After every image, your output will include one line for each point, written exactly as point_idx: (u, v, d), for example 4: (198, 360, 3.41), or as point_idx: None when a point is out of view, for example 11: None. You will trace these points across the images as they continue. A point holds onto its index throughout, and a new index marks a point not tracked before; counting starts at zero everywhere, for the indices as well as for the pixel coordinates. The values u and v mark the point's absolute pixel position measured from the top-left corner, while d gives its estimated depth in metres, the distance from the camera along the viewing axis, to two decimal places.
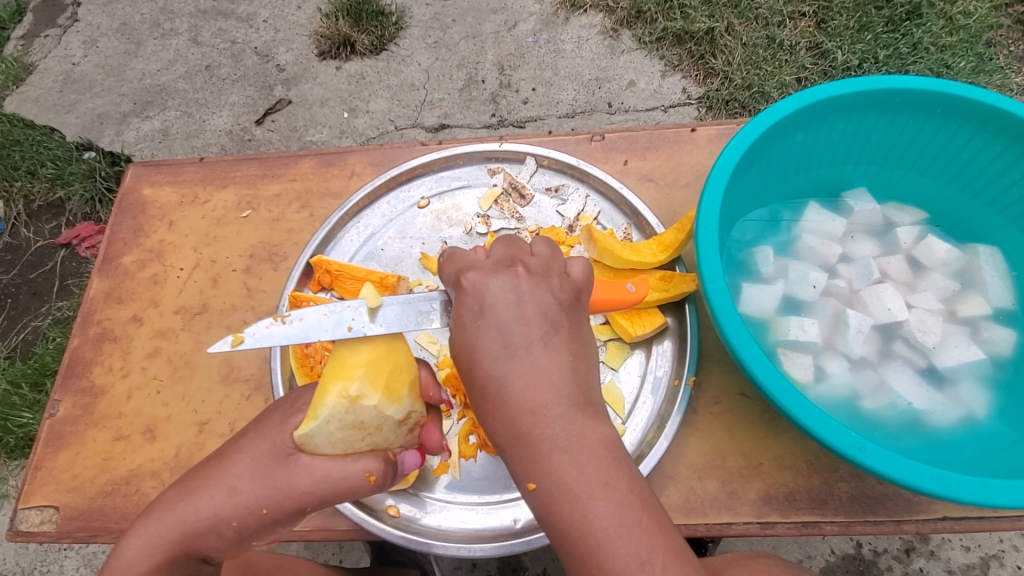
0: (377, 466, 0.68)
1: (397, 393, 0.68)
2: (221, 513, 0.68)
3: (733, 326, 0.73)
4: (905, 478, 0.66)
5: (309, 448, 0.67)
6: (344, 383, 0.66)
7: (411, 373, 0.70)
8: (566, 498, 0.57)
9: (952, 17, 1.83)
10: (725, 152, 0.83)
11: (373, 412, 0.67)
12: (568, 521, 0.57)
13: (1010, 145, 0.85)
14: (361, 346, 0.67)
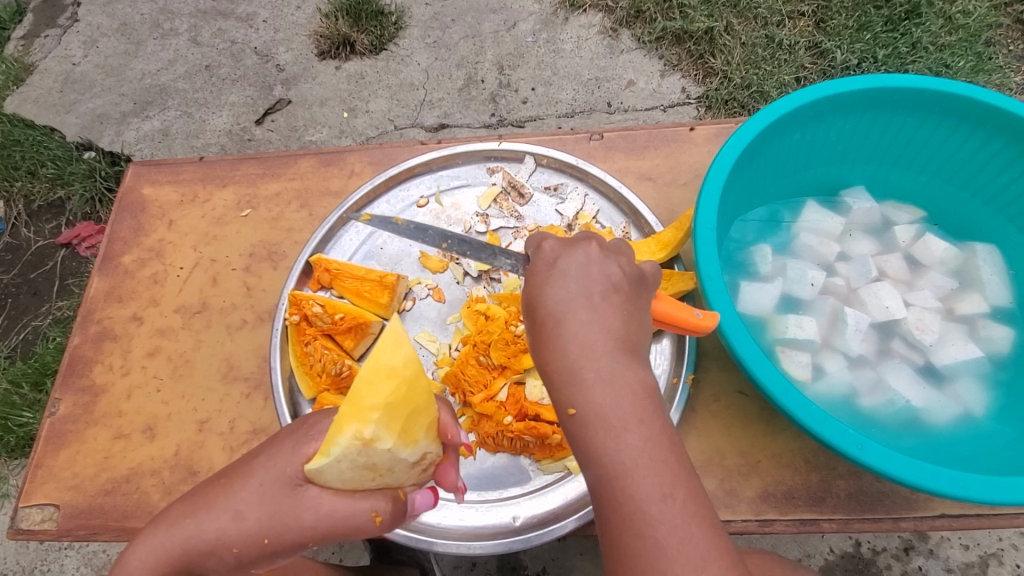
0: (386, 508, 0.66)
1: (414, 436, 0.63)
2: (223, 537, 0.66)
3: (731, 324, 0.73)
4: (903, 474, 0.66)
5: (318, 479, 0.65)
6: (359, 424, 0.60)
7: (429, 414, 0.65)
8: (597, 434, 0.57)
9: (951, 17, 1.84)
10: (724, 151, 0.83)
11: (387, 456, 0.62)
12: (594, 454, 0.57)
13: (1008, 144, 0.86)
14: (380, 387, 0.60)
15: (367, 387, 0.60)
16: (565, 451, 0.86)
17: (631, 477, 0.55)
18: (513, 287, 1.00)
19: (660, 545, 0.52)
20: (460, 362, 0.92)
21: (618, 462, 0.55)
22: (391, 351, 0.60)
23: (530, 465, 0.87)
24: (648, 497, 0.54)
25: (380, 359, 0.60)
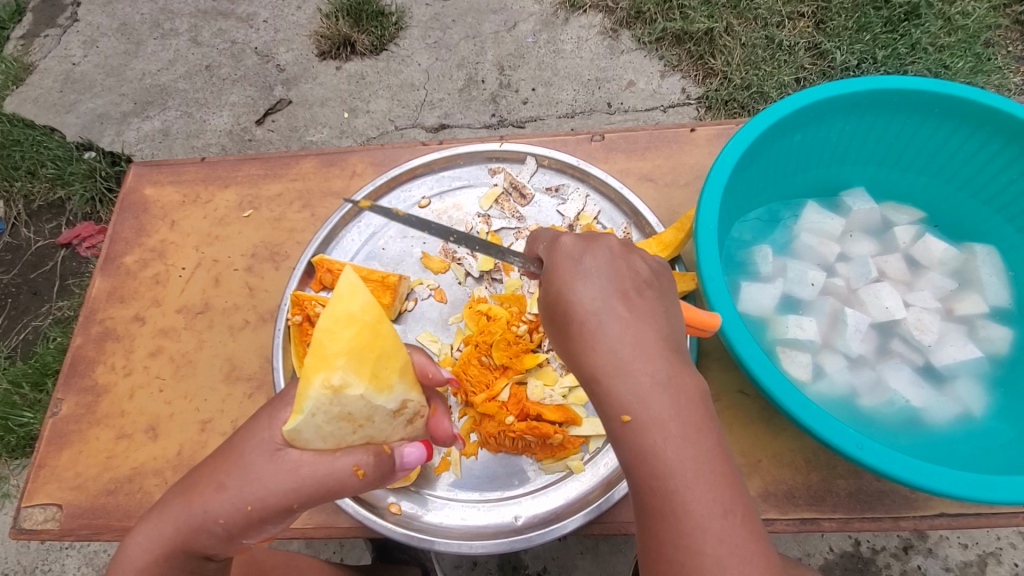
0: (368, 459, 0.63)
1: (386, 381, 0.64)
2: (210, 511, 0.64)
3: (733, 324, 0.74)
4: (902, 474, 0.67)
5: (298, 443, 0.63)
6: (326, 371, 0.61)
7: (398, 359, 0.66)
8: (653, 443, 0.56)
9: (950, 18, 1.84)
10: (725, 151, 0.83)
11: (362, 405, 0.62)
12: (647, 463, 0.56)
13: (1007, 145, 0.86)
14: (341, 333, 0.61)
15: (328, 337, 0.61)
16: (566, 451, 0.87)
17: (688, 492, 0.54)
18: (514, 288, 1.00)
19: (718, 563, 0.52)
20: (463, 362, 0.93)
21: (674, 475, 0.54)
22: (349, 298, 0.62)
23: (532, 464, 0.87)
24: (704, 513, 0.53)
25: (338, 307, 0.62)
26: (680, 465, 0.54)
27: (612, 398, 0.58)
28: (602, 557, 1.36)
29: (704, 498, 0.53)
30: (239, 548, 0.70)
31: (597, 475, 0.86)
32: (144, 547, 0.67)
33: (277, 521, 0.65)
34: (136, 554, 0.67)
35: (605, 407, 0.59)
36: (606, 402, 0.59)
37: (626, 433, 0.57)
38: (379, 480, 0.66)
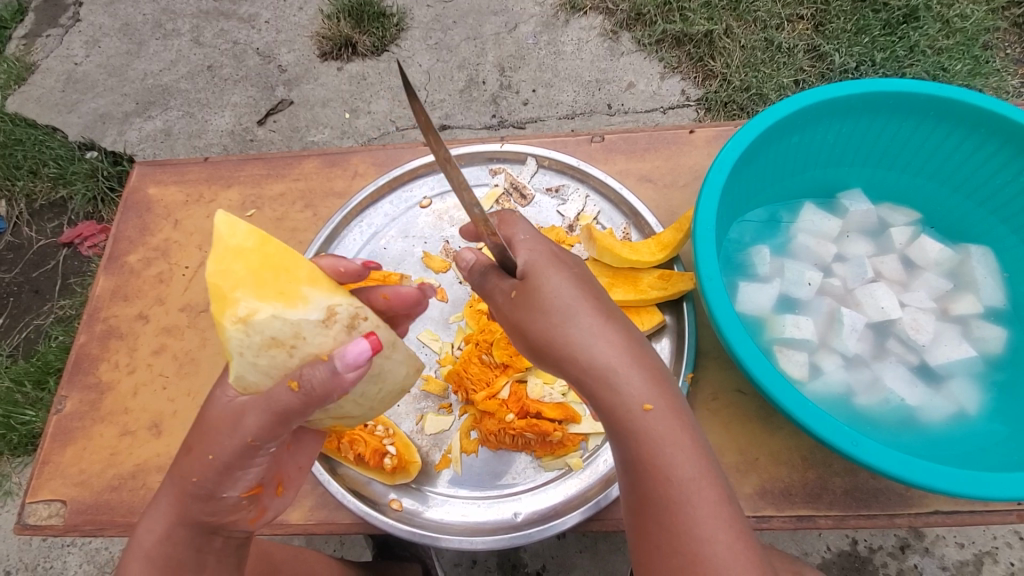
0: (301, 372, 0.60)
1: (295, 294, 0.64)
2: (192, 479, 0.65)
3: (730, 323, 0.75)
4: (896, 471, 0.68)
5: (248, 390, 0.64)
6: (230, 308, 0.62)
7: (302, 273, 0.66)
8: (671, 434, 0.61)
9: (949, 20, 1.85)
10: (723, 153, 0.84)
11: (281, 324, 0.62)
12: (664, 453, 0.60)
13: (1002, 147, 0.87)
14: (231, 268, 0.63)
15: (222, 278, 0.62)
16: (566, 449, 0.88)
17: (700, 482, 0.60)
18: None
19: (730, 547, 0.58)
20: (463, 360, 0.93)
21: (684, 471, 0.60)
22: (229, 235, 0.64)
23: (530, 462, 0.88)
24: (713, 500, 0.60)
25: (220, 249, 0.63)
26: (693, 455, 0.61)
27: (632, 392, 0.61)
28: (601, 555, 1.37)
29: (713, 486, 0.60)
30: (254, 512, 0.72)
31: (596, 472, 0.86)
32: (148, 542, 0.68)
33: (242, 466, 0.65)
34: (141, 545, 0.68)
35: (626, 397, 0.61)
36: (626, 392, 0.61)
37: (647, 422, 0.61)
38: (324, 391, 0.60)
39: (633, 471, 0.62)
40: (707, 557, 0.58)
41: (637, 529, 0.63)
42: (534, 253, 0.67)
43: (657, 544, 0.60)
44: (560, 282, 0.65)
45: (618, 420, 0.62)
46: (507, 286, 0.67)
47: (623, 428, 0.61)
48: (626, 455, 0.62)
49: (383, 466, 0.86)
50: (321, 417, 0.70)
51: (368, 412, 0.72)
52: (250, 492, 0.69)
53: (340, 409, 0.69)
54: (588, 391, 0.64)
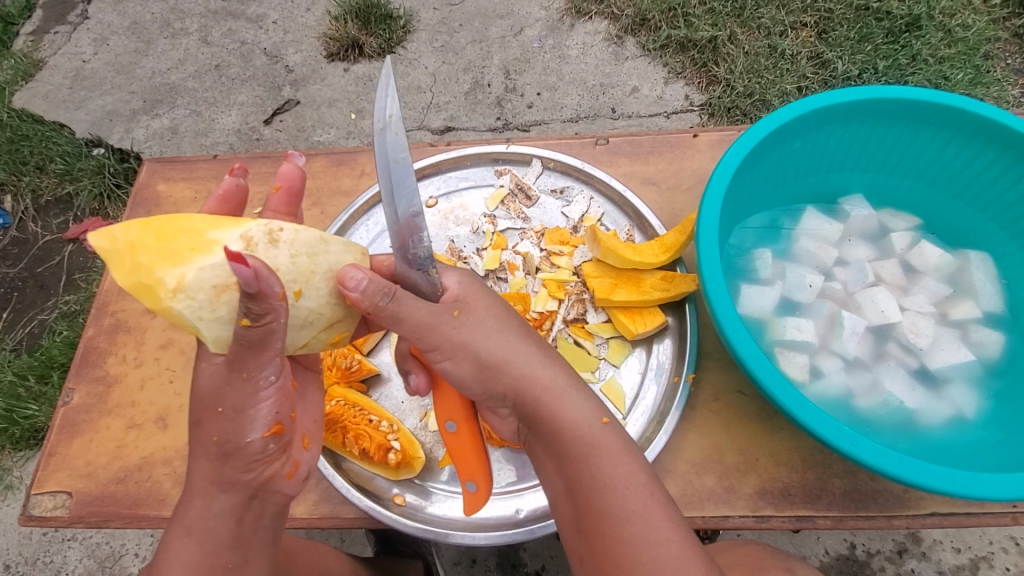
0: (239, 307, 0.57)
1: (206, 242, 0.65)
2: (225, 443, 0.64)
3: (732, 325, 0.76)
4: (896, 471, 0.69)
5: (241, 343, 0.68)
6: (160, 289, 0.63)
7: (198, 224, 0.66)
8: (613, 447, 0.69)
9: (951, 30, 1.87)
10: (727, 156, 0.86)
11: (211, 272, 0.64)
12: (609, 465, 0.67)
13: (1001, 155, 0.89)
14: (138, 260, 0.63)
15: (136, 274, 0.63)
16: None
17: (652, 491, 0.67)
18: (519, 287, 1.02)
19: (681, 549, 0.63)
20: None
21: (632, 480, 0.66)
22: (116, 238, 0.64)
23: None
24: (666, 505, 0.66)
25: (115, 256, 0.63)
26: (639, 466, 0.68)
27: (585, 410, 0.71)
28: None
29: (659, 493, 0.67)
30: (289, 466, 0.70)
31: None
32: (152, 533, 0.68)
33: (252, 403, 0.63)
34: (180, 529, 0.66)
35: (583, 414, 0.70)
36: (581, 410, 0.71)
37: (603, 436, 0.69)
38: (263, 309, 0.56)
39: (590, 488, 0.66)
40: (664, 560, 0.62)
41: (593, 552, 0.65)
42: (464, 282, 0.74)
43: (616, 559, 0.63)
44: (499, 317, 0.74)
45: (575, 437, 0.69)
46: (445, 306, 0.70)
47: (582, 444, 0.68)
48: (577, 469, 0.68)
49: (387, 461, 0.86)
50: (314, 335, 0.72)
51: (351, 312, 0.74)
52: (272, 432, 0.65)
53: (323, 316, 0.71)
54: (547, 415, 0.70)
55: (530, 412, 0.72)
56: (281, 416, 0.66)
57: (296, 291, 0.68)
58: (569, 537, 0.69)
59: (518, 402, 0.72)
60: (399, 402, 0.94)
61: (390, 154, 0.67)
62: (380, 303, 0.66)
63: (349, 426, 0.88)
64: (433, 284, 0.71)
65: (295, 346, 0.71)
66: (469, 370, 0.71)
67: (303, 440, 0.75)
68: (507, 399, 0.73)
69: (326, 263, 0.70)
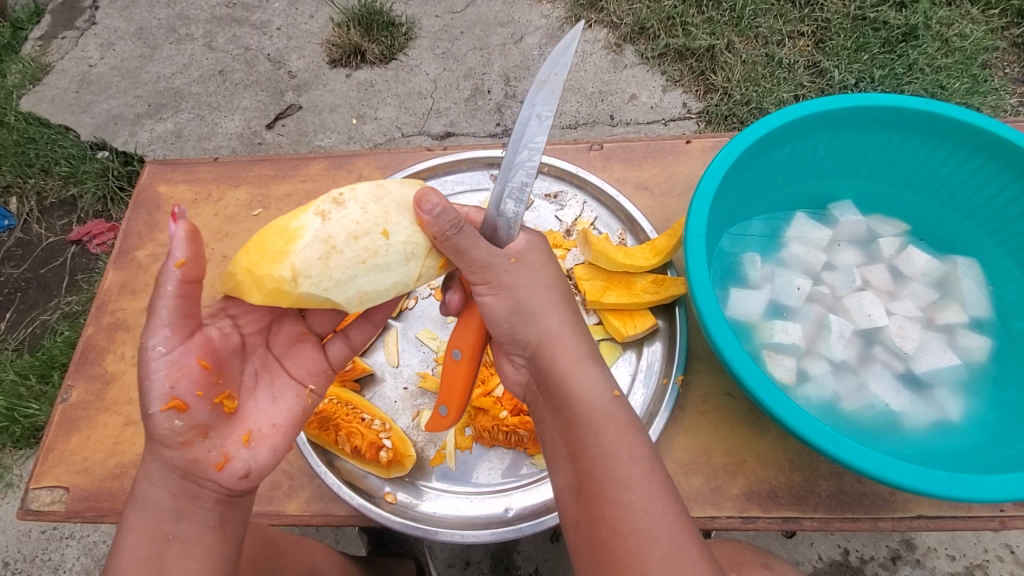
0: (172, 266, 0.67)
1: (291, 227, 0.70)
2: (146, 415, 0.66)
3: (717, 325, 0.77)
4: (877, 469, 0.69)
5: (368, 299, 0.73)
6: (285, 284, 0.69)
7: (280, 221, 0.72)
8: (621, 421, 0.70)
9: (948, 40, 1.89)
10: (715, 162, 0.87)
11: (309, 249, 0.69)
12: (616, 437, 0.68)
13: (987, 161, 0.90)
14: (259, 272, 0.70)
15: (263, 285, 0.69)
16: None
17: (653, 464, 0.67)
18: None
19: (677, 525, 0.63)
20: None
21: (636, 452, 0.67)
22: (241, 271, 0.72)
23: (526, 460, 0.90)
24: (664, 479, 0.67)
25: (245, 285, 0.71)
26: (643, 441, 0.69)
27: (598, 383, 0.72)
28: None
29: (661, 468, 0.68)
30: (218, 457, 0.68)
31: None
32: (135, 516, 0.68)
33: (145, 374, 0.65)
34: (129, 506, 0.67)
35: (597, 387, 0.72)
36: (596, 384, 0.72)
37: (614, 409, 0.71)
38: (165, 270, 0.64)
39: (595, 455, 0.67)
40: (658, 529, 0.62)
41: (590, 517, 0.65)
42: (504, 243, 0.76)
43: (614, 526, 0.63)
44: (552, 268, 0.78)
45: (583, 406, 0.70)
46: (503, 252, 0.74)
47: (591, 414, 0.70)
48: (583, 438, 0.68)
49: (379, 459, 0.88)
50: (422, 266, 0.74)
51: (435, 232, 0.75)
52: (171, 408, 0.65)
53: (420, 243, 0.73)
54: (561, 385, 0.72)
55: (546, 381, 0.74)
56: (181, 392, 0.66)
57: (381, 232, 0.71)
58: (568, 505, 0.69)
59: (538, 369, 0.75)
60: (392, 402, 0.95)
61: (536, 107, 0.73)
62: (448, 234, 0.70)
63: (341, 424, 0.89)
64: (511, 231, 0.76)
65: (412, 278, 0.74)
66: (503, 312, 0.74)
67: (246, 436, 0.72)
68: (528, 350, 0.75)
69: (391, 200, 0.73)
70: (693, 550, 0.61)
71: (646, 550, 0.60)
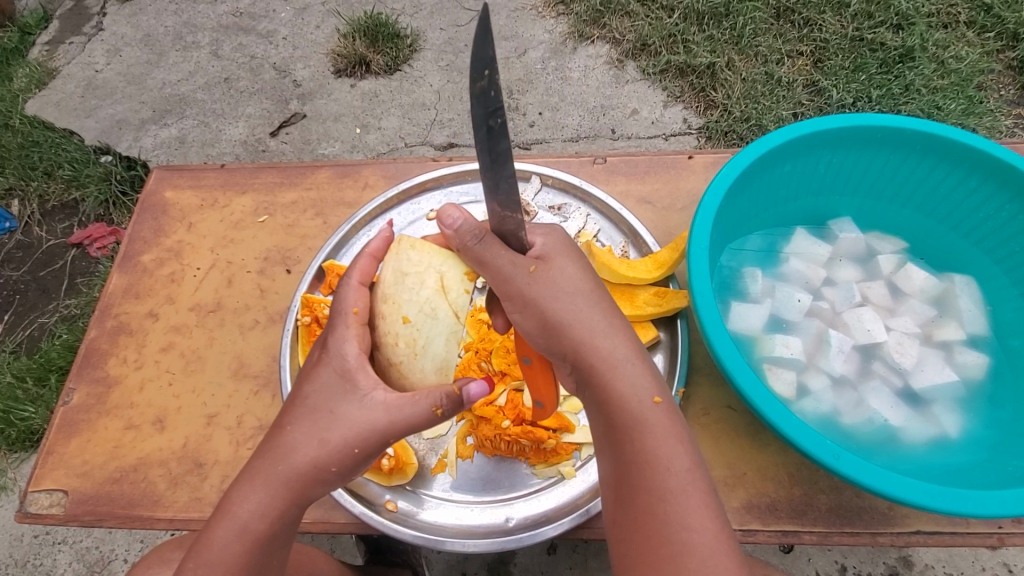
0: (434, 397, 0.68)
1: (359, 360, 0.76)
2: (320, 463, 0.68)
3: (720, 337, 0.78)
4: (876, 483, 0.70)
5: (451, 361, 0.77)
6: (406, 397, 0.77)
7: None
8: (670, 428, 0.67)
9: (944, 61, 1.93)
10: (719, 177, 0.89)
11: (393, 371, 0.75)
12: (660, 446, 0.65)
13: (984, 181, 0.92)
14: None
15: None
16: (558, 457, 0.90)
17: (694, 476, 0.65)
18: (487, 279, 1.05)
19: (715, 540, 0.61)
20: (462, 367, 0.97)
21: (679, 464, 0.65)
22: None
23: (527, 469, 0.90)
24: (705, 491, 0.64)
25: None
26: (688, 451, 0.66)
27: (642, 382, 0.68)
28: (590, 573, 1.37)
29: (704, 481, 0.65)
30: None
31: (587, 480, 0.88)
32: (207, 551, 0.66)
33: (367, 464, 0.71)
34: (232, 524, 0.67)
35: (638, 389, 0.67)
36: (637, 384, 0.68)
37: (652, 415, 0.67)
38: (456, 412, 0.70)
39: (632, 461, 0.66)
40: (694, 545, 0.61)
41: (624, 522, 0.66)
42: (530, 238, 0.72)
43: (648, 531, 0.63)
44: (584, 268, 0.72)
45: (625, 411, 0.67)
46: (524, 260, 0.69)
47: (630, 419, 0.66)
48: (624, 442, 0.67)
49: (380, 467, 0.88)
50: (451, 308, 0.76)
51: (425, 274, 0.75)
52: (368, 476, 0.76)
53: (430, 298, 0.75)
54: (599, 384, 0.68)
55: (584, 379, 0.70)
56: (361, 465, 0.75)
57: (402, 320, 0.74)
58: (607, 500, 0.70)
59: (575, 365, 0.70)
60: None
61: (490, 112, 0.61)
62: (470, 244, 0.70)
63: None
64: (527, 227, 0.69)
65: (455, 320, 0.76)
66: (535, 327, 0.69)
67: None
68: (567, 360, 0.70)
69: (387, 287, 0.75)
70: (733, 566, 0.61)
71: (681, 563, 0.60)
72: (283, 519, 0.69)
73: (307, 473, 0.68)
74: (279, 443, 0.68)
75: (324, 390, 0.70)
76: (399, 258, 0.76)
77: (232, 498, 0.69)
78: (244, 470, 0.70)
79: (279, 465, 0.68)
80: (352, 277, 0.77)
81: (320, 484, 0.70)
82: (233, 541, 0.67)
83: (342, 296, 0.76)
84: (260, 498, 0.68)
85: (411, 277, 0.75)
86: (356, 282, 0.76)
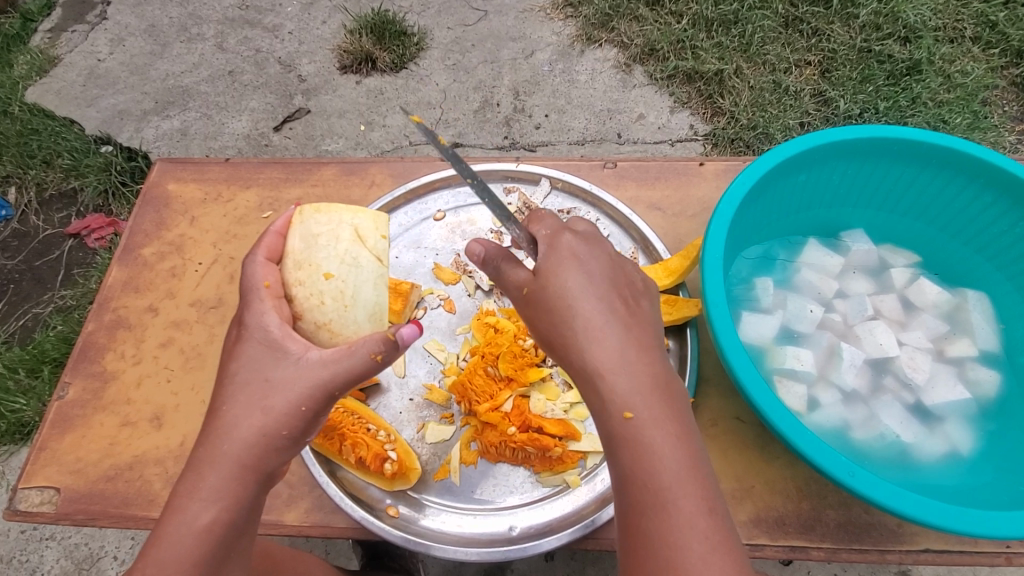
0: (369, 344, 0.68)
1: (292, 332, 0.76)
2: (268, 431, 0.67)
3: (734, 348, 0.76)
4: (889, 501, 0.69)
5: (382, 305, 0.78)
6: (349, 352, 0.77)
7: None
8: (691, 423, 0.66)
9: (950, 75, 1.93)
10: (733, 186, 0.88)
11: (324, 327, 0.75)
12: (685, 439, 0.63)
13: (999, 198, 0.91)
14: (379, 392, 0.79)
15: None
16: (564, 465, 0.88)
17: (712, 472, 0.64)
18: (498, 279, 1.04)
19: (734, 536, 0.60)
20: (468, 372, 0.95)
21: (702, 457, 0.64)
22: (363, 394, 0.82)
23: (530, 475, 0.89)
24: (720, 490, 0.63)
25: None
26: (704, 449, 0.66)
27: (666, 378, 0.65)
28: None
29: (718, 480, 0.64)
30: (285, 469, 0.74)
31: (593, 490, 0.87)
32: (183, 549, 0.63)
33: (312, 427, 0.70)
34: (181, 517, 0.64)
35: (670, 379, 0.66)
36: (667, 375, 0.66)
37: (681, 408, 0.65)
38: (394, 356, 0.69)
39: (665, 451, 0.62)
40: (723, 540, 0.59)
41: (636, 541, 0.60)
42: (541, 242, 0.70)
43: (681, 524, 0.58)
44: (603, 276, 0.69)
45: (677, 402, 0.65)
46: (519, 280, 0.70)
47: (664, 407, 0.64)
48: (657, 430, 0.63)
49: (381, 471, 0.87)
50: (370, 256, 0.78)
51: (333, 230, 0.78)
52: None
53: (342, 250, 0.77)
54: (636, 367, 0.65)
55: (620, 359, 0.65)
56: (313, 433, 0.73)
57: (324, 276, 0.76)
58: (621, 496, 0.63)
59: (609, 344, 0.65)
60: (397, 413, 0.95)
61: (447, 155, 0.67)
62: None
63: (346, 433, 0.88)
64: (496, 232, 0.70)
65: (379, 263, 0.78)
66: (552, 341, 0.69)
67: None
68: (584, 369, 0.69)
69: (301, 253, 0.76)
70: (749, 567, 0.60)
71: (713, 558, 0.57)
72: (242, 504, 0.66)
73: (257, 444, 0.67)
74: (216, 424, 0.67)
75: (252, 362, 0.69)
76: (306, 225, 0.78)
77: (181, 491, 0.65)
78: (187, 463, 0.67)
79: (224, 445, 0.66)
80: (257, 255, 0.77)
81: (275, 453, 0.68)
82: (185, 535, 0.63)
83: (249, 273, 0.75)
84: (211, 482, 0.65)
85: (323, 236, 0.77)
86: (262, 258, 0.76)
